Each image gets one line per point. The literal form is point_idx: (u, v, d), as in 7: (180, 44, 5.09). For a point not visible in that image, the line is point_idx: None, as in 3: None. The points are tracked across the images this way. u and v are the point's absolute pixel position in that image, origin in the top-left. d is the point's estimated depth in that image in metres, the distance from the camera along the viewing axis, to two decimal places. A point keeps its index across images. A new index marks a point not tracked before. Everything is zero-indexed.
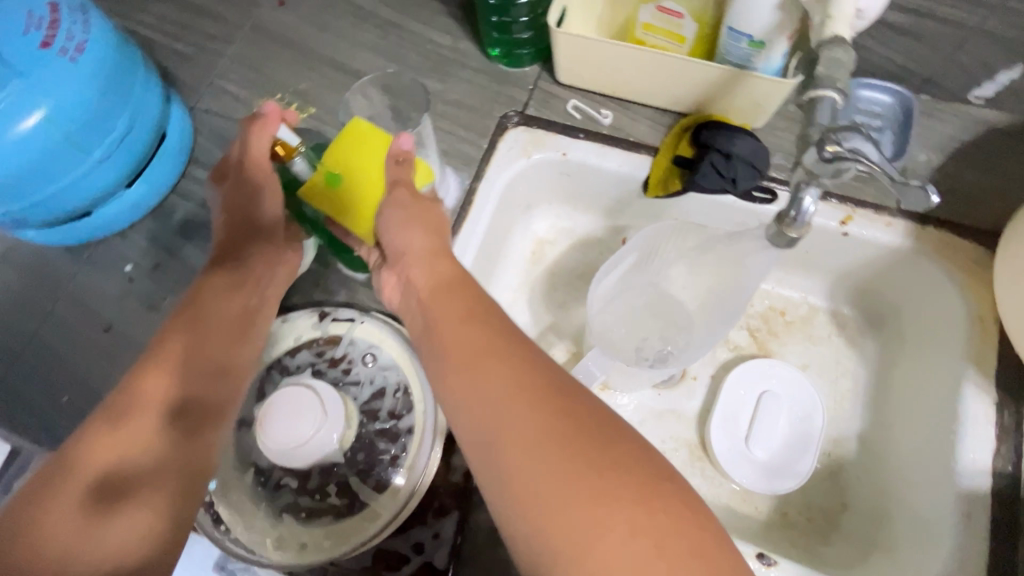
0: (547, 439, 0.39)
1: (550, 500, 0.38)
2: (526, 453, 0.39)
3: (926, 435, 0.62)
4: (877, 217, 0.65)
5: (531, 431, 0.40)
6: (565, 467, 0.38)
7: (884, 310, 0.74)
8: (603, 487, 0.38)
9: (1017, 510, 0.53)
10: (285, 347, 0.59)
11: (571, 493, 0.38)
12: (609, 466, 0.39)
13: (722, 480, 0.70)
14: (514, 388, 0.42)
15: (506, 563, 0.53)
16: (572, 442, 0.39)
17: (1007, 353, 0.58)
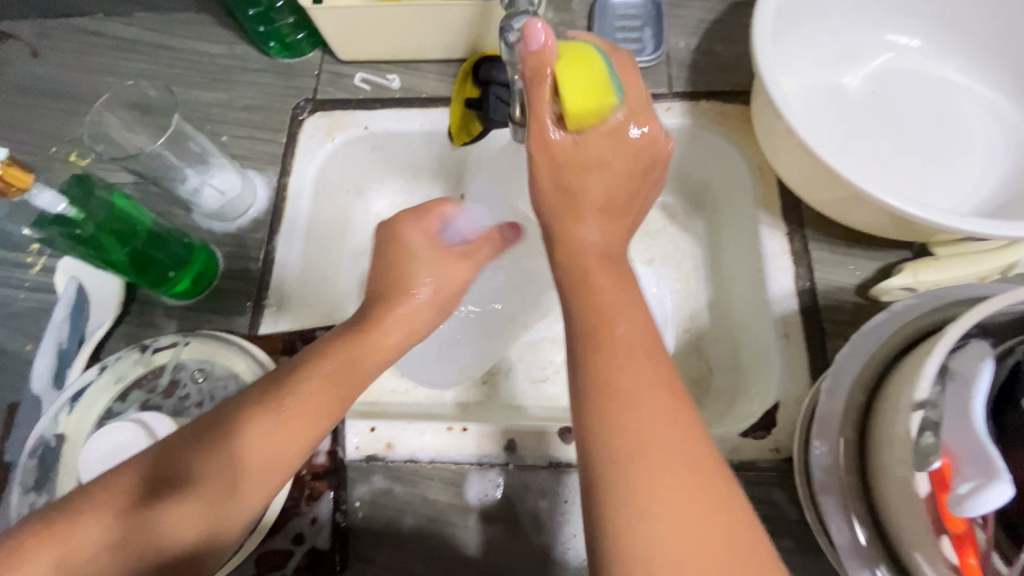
0: (676, 416, 0.35)
1: (625, 457, 0.34)
2: (658, 409, 0.35)
3: (749, 282, 0.68)
4: (657, 105, 0.71)
5: (664, 418, 0.35)
6: (658, 439, 0.34)
7: (699, 190, 0.80)
8: (707, 505, 0.33)
9: (823, 317, 0.59)
10: (110, 393, 0.56)
11: (671, 495, 0.33)
12: (716, 484, 0.34)
13: None
14: (643, 352, 0.37)
15: (394, 522, 0.54)
16: (687, 437, 0.34)
17: (785, 190, 0.65)
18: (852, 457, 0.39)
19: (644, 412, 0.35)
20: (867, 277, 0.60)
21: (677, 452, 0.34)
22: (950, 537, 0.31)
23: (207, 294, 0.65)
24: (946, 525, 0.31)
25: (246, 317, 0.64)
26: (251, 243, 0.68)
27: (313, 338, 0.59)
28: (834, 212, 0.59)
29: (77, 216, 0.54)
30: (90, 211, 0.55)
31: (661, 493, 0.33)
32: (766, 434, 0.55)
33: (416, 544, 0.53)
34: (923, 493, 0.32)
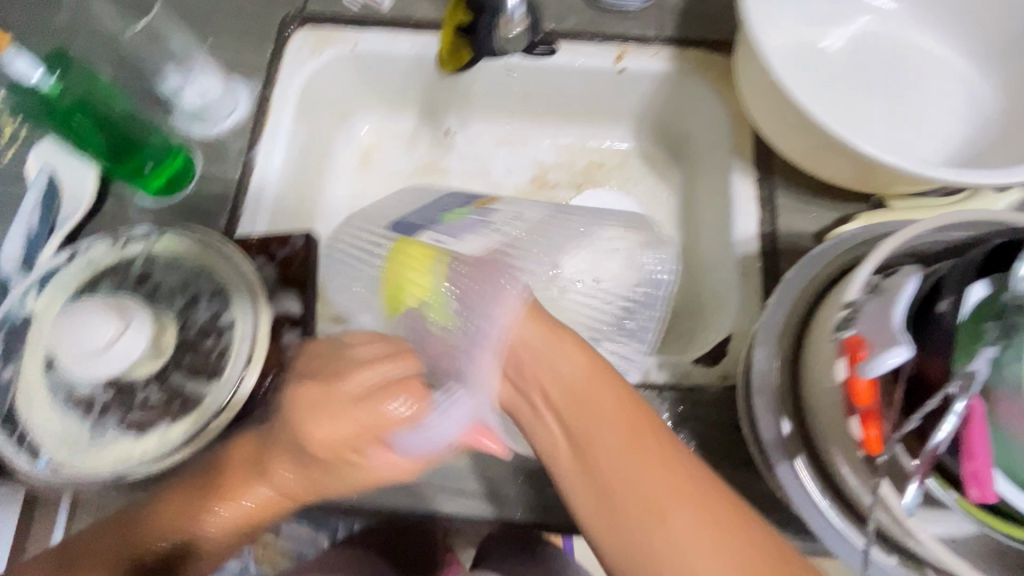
0: (626, 437, 0.46)
1: (640, 514, 0.43)
2: (628, 442, 0.45)
3: (716, 228, 0.71)
4: (646, 48, 0.72)
5: (624, 441, 0.45)
6: (653, 481, 0.44)
7: (678, 140, 0.82)
8: (665, 479, 0.44)
9: (781, 261, 0.62)
10: (82, 278, 0.56)
11: (627, 491, 0.44)
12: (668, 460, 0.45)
13: None
14: (617, 413, 0.46)
15: None
16: (650, 437, 0.46)
17: (759, 139, 0.67)
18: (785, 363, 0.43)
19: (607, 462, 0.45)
20: (825, 225, 0.63)
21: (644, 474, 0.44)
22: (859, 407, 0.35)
23: (186, 194, 0.65)
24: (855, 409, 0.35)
25: (223, 221, 0.65)
26: (230, 150, 0.67)
27: (288, 242, 0.59)
28: (802, 158, 0.61)
29: (54, 89, 0.56)
30: (67, 87, 0.56)
31: (626, 507, 0.44)
32: (715, 362, 0.59)
33: None
34: (839, 377, 0.36)
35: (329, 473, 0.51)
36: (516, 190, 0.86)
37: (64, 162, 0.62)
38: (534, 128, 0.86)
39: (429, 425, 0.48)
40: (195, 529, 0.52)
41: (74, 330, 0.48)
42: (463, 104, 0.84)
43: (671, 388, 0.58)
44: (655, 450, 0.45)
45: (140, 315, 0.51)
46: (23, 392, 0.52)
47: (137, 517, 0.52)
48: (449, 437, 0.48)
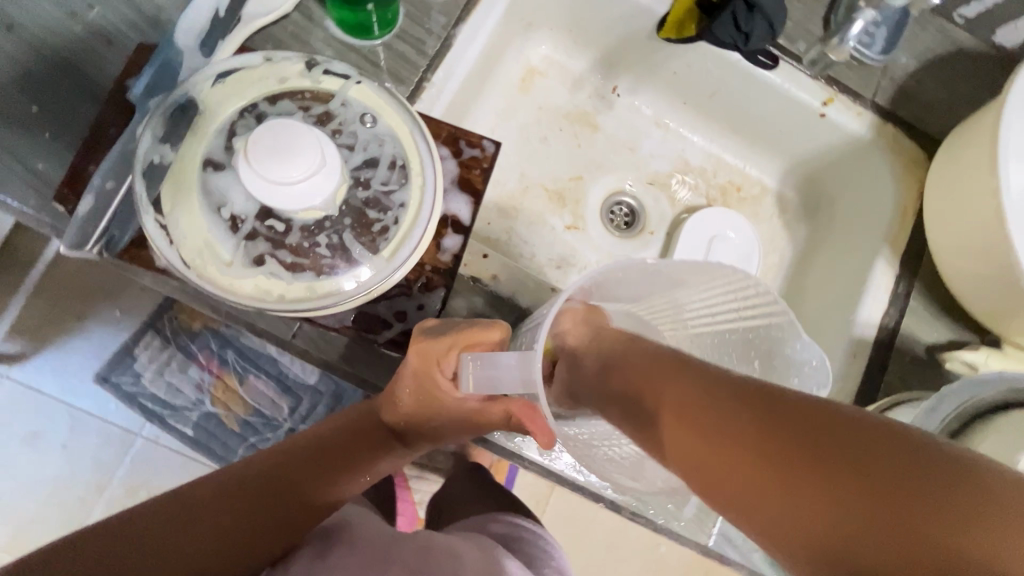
0: (690, 407, 0.34)
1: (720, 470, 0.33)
2: (688, 424, 0.34)
3: (835, 298, 0.74)
4: (853, 104, 0.71)
5: (719, 462, 0.33)
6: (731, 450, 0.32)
7: (822, 199, 0.83)
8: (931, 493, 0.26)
9: (889, 355, 0.66)
10: (267, 89, 0.51)
11: (834, 512, 0.28)
12: (838, 456, 0.29)
13: None
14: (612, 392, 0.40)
15: None
16: (721, 397, 0.34)
17: (917, 239, 0.69)
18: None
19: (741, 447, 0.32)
20: (940, 342, 0.66)
21: (788, 459, 0.30)
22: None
23: (377, 45, 0.60)
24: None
25: (404, 90, 0.60)
26: (433, 18, 0.62)
27: (478, 145, 0.56)
28: (955, 278, 0.64)
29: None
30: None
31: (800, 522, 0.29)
32: None
33: None
34: None
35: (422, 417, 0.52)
36: (651, 177, 0.85)
37: None
38: (695, 125, 0.85)
39: (489, 376, 0.41)
40: (288, 472, 0.48)
41: (275, 144, 0.44)
42: (647, 69, 0.80)
43: None
44: (798, 458, 0.30)
45: (333, 158, 0.48)
46: (177, 183, 0.48)
47: (242, 465, 0.47)
48: (513, 385, 0.40)
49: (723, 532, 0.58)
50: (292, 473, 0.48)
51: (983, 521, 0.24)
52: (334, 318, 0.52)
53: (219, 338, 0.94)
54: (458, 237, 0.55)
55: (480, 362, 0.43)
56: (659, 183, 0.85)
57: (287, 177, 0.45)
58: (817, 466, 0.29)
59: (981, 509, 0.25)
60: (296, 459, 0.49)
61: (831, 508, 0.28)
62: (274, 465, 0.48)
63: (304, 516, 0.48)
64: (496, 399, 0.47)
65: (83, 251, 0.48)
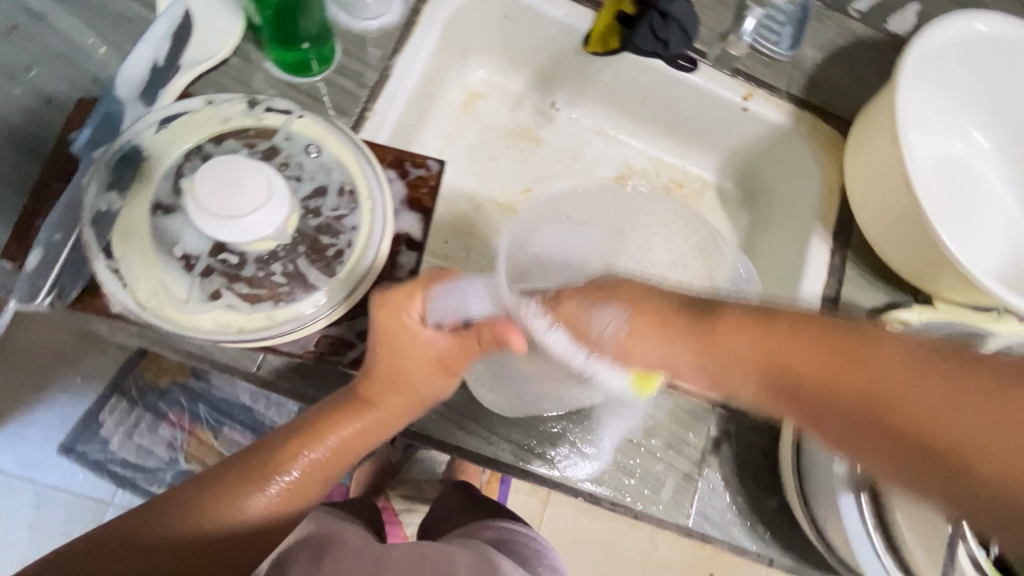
0: (750, 330, 0.36)
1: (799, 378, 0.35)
2: (757, 335, 0.36)
3: (780, 277, 0.78)
4: (771, 97, 0.77)
5: (732, 368, 0.37)
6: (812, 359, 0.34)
7: (758, 187, 0.89)
8: (922, 390, 0.31)
9: None
10: (211, 131, 0.53)
11: (841, 404, 0.33)
12: (841, 352, 0.33)
13: None
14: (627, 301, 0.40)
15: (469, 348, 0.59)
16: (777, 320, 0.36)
17: (844, 214, 0.74)
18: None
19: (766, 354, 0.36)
20: (877, 306, 0.71)
21: (808, 355, 0.34)
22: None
23: (319, 81, 0.63)
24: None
25: (347, 122, 0.63)
26: (369, 52, 0.65)
27: (423, 165, 0.59)
28: (882, 243, 0.69)
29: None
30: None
31: (808, 407, 0.35)
32: None
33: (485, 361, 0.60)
34: None
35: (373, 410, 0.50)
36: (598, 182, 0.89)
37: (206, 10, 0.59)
38: (633, 131, 0.90)
39: (452, 303, 0.44)
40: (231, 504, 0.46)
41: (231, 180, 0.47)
42: (580, 83, 0.85)
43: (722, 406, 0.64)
44: (815, 348, 0.34)
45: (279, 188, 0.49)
46: (127, 230, 0.49)
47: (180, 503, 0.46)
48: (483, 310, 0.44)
49: (700, 509, 0.60)
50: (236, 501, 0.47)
51: (969, 430, 0.30)
52: (298, 346, 0.53)
53: (190, 392, 0.97)
54: (413, 253, 0.57)
55: (441, 294, 0.45)
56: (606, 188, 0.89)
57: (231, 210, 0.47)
58: (878, 378, 0.32)
59: (967, 408, 0.30)
60: (238, 487, 0.47)
61: (859, 407, 0.32)
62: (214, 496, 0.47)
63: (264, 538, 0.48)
64: (465, 330, 0.48)
65: (33, 304, 0.48)
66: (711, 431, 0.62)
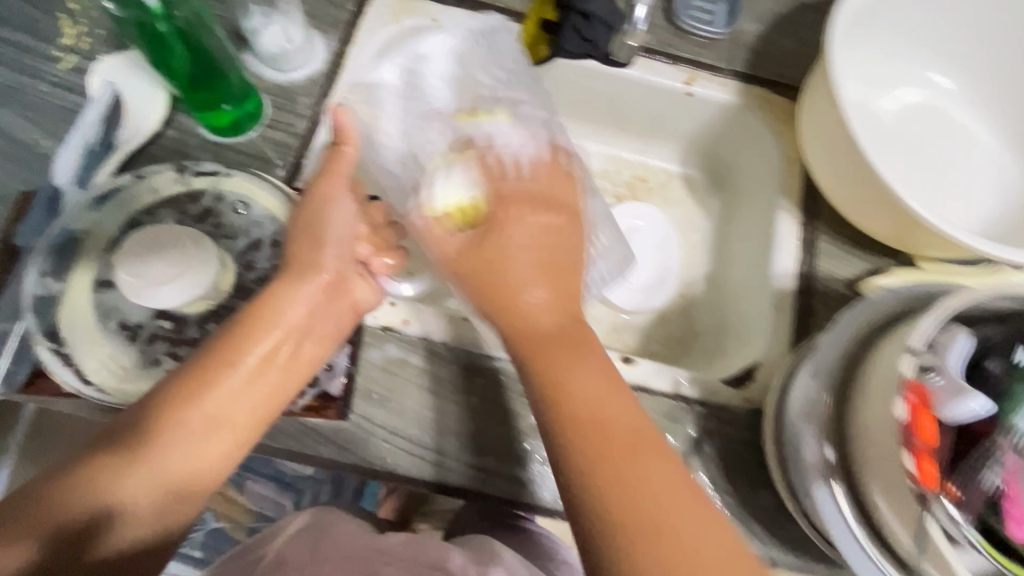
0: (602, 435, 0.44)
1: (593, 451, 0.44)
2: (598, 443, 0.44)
3: (753, 258, 0.74)
4: (715, 77, 0.75)
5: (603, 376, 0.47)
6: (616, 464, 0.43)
7: (724, 169, 0.86)
8: (643, 471, 0.43)
9: (813, 299, 0.66)
10: (144, 203, 0.55)
11: (604, 494, 0.42)
12: (644, 469, 0.43)
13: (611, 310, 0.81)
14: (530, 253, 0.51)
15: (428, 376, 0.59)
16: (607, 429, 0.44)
17: (809, 184, 0.71)
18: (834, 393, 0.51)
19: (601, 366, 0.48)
20: (859, 275, 0.67)
21: (625, 418, 0.45)
22: (910, 454, 0.41)
23: (251, 137, 0.64)
24: (909, 441, 0.41)
25: (283, 172, 0.64)
26: (299, 102, 0.66)
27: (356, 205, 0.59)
28: (848, 208, 0.65)
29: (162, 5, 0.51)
30: (179, 8, 0.53)
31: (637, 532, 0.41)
32: (741, 385, 0.62)
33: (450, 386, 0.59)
34: (900, 416, 0.42)
35: (292, 355, 0.51)
36: None
37: (135, 88, 0.62)
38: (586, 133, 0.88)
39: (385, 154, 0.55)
40: (149, 466, 0.44)
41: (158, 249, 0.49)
42: None
43: (700, 404, 0.61)
44: (626, 432, 0.44)
45: (205, 253, 0.51)
46: (69, 311, 0.50)
47: (87, 460, 0.43)
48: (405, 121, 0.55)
49: None
50: (154, 459, 0.45)
51: (678, 524, 0.42)
52: None
53: None
54: None
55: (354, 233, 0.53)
56: None
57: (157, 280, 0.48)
58: (629, 516, 0.42)
59: None
60: (157, 440, 0.45)
61: (601, 469, 0.43)
62: (128, 464, 0.44)
63: (192, 492, 0.46)
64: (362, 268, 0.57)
65: None
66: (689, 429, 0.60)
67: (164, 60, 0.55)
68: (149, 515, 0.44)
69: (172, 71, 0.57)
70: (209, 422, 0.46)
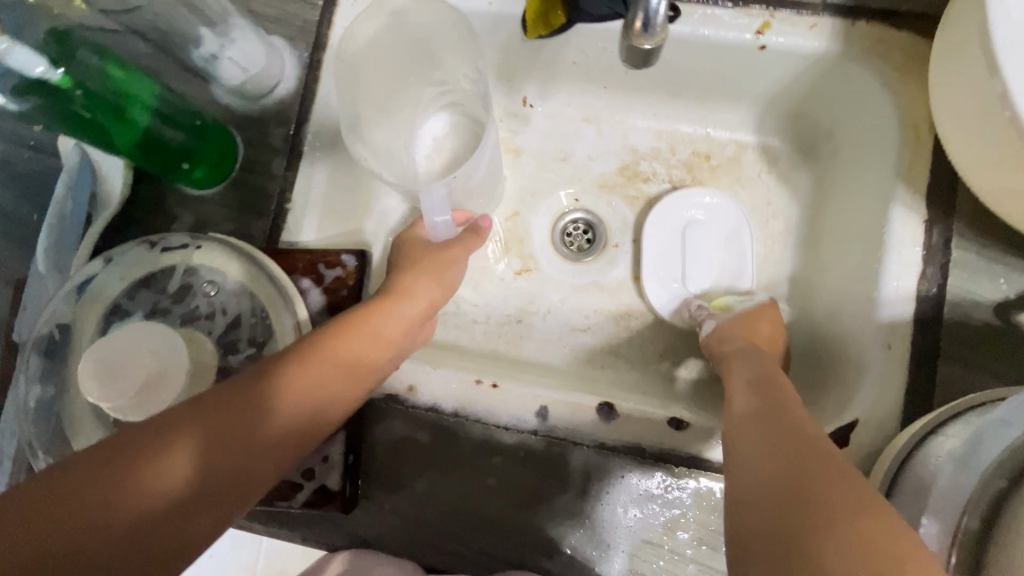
0: (791, 489, 0.35)
1: (782, 483, 0.36)
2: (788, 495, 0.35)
3: (852, 264, 0.57)
4: (798, 19, 0.54)
5: (772, 425, 0.41)
6: (820, 513, 0.33)
7: (816, 133, 0.65)
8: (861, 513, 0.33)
9: (941, 332, 0.48)
10: (119, 290, 0.51)
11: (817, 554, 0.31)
12: (843, 482, 0.35)
13: (669, 328, 0.67)
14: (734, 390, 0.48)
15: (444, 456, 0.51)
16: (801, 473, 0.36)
17: (941, 163, 0.51)
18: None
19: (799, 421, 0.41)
20: (1016, 294, 0.48)
21: (824, 463, 0.37)
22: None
23: (229, 185, 0.57)
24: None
25: (265, 222, 0.57)
26: (275, 135, 0.58)
27: (337, 263, 0.51)
28: (1003, 205, 0.46)
29: (67, 82, 0.45)
30: (88, 78, 0.47)
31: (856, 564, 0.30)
32: (832, 453, 0.48)
33: (466, 466, 0.51)
34: None
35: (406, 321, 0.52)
36: (598, 181, 0.72)
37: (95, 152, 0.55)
38: (628, 104, 0.71)
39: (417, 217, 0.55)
40: (289, 385, 0.43)
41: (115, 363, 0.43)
42: (546, 70, 0.68)
43: None
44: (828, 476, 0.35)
45: (170, 347, 0.46)
46: (67, 415, 0.49)
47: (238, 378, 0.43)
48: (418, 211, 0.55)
49: None
50: (297, 382, 0.44)
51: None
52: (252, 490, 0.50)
53: None
54: None
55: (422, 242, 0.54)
56: (611, 183, 0.72)
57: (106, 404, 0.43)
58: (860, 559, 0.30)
59: None
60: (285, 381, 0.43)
61: (794, 511, 0.34)
62: (274, 381, 0.43)
63: (310, 430, 0.44)
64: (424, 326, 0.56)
65: None
66: None
67: (103, 137, 0.50)
68: (270, 444, 0.42)
69: (113, 146, 0.51)
70: (347, 358, 0.47)
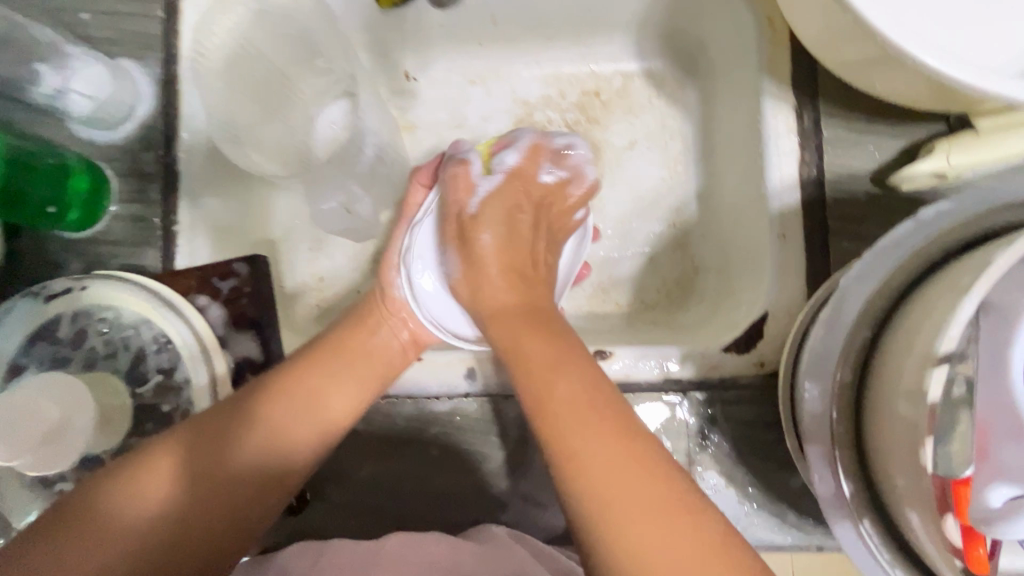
0: (611, 443, 0.37)
1: (597, 445, 0.37)
2: (603, 447, 0.36)
3: (744, 166, 0.57)
4: None
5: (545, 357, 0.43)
6: (622, 472, 0.35)
7: (692, 47, 0.65)
8: (660, 494, 0.34)
9: (827, 211, 0.50)
10: (11, 348, 0.48)
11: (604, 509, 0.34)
12: (657, 476, 0.35)
13: (591, 268, 0.68)
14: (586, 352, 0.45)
15: (383, 438, 0.52)
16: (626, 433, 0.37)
17: (798, 49, 0.52)
18: (848, 372, 0.34)
19: (530, 396, 0.41)
20: (888, 159, 0.49)
21: (590, 445, 0.37)
22: (956, 522, 0.27)
23: (109, 221, 0.55)
24: (954, 507, 0.27)
25: (156, 250, 0.55)
26: (146, 160, 0.56)
27: (230, 273, 0.51)
28: (855, 75, 0.47)
29: None
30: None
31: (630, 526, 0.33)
32: (748, 348, 0.49)
33: (404, 442, 0.51)
34: (931, 469, 0.27)
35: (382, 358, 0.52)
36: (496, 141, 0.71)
37: None
38: (508, 57, 0.70)
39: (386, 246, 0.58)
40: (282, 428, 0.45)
41: (15, 416, 0.42)
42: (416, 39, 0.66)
43: (697, 387, 0.50)
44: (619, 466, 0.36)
45: (76, 395, 0.45)
46: None
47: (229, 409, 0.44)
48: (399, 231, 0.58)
49: None
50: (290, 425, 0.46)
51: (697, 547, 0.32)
52: None
53: None
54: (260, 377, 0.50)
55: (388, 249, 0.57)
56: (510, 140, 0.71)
57: (6, 462, 0.42)
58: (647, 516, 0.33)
59: None
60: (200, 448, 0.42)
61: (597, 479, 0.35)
62: (263, 418, 0.45)
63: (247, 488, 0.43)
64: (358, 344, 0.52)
65: None
66: (687, 422, 0.50)
67: None
68: (258, 486, 0.44)
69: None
70: (331, 401, 0.48)
